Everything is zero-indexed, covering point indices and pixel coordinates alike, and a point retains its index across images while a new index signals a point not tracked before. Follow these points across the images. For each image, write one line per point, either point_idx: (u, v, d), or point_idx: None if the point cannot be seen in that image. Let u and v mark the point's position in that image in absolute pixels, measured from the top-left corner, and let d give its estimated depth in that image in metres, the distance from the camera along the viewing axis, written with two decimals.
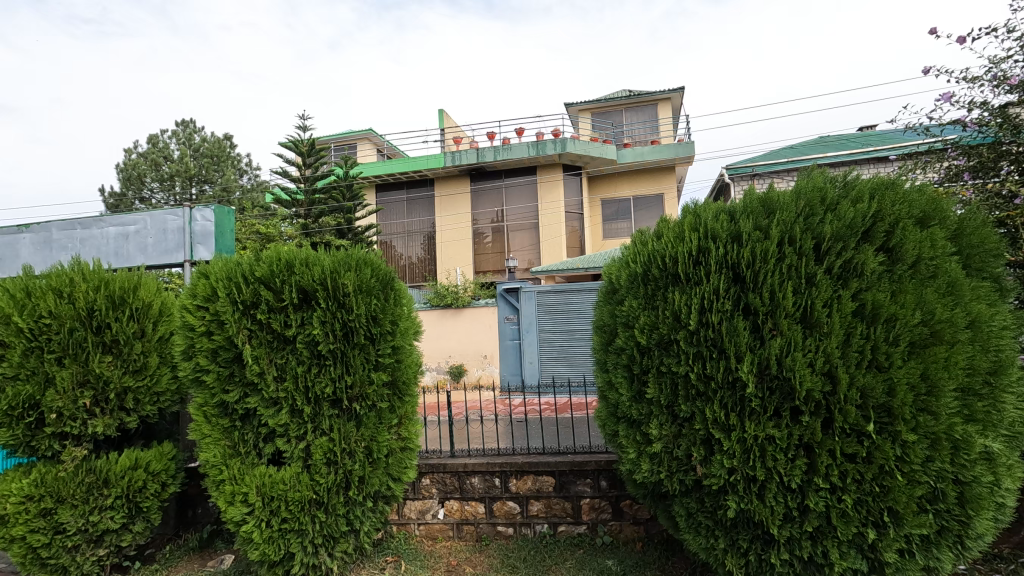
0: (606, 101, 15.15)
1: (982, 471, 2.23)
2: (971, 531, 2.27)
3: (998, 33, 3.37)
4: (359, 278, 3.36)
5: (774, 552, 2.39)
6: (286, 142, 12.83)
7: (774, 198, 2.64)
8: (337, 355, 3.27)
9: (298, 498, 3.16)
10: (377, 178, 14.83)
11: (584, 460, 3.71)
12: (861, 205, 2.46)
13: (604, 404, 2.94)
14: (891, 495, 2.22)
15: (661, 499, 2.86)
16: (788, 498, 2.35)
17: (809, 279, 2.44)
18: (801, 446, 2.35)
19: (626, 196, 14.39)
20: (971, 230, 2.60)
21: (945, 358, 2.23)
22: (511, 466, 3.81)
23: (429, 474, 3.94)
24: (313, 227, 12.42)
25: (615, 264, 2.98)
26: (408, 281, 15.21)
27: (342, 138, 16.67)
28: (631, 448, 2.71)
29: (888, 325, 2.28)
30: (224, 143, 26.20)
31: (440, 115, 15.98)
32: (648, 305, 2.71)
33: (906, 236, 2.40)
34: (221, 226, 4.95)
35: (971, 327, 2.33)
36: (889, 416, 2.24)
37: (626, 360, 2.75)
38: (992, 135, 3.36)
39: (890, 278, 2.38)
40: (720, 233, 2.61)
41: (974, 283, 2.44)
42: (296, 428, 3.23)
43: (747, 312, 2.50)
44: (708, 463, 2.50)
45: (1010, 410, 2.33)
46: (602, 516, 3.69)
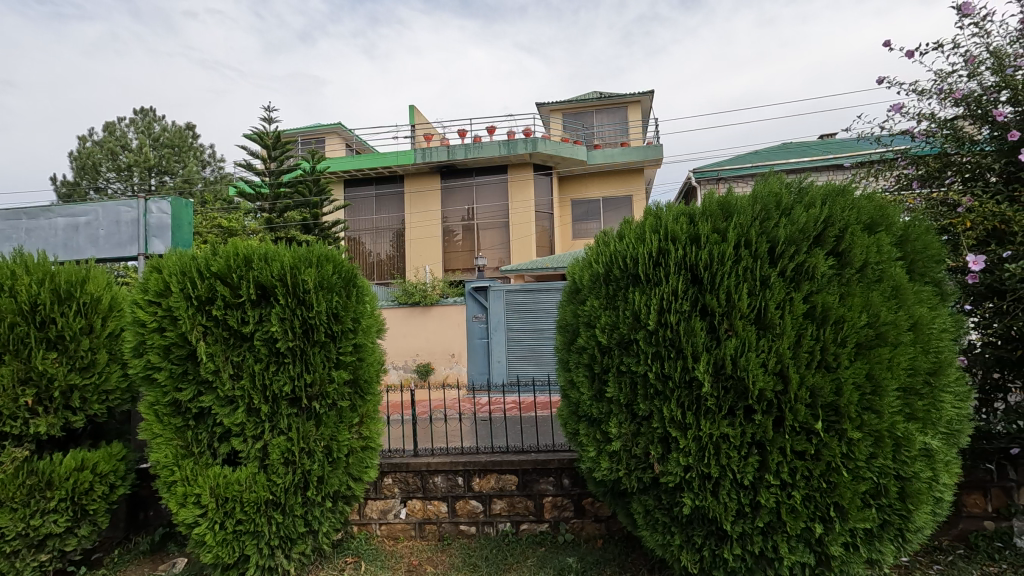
0: (577, 102, 15.24)
1: (922, 467, 2.34)
2: (912, 524, 2.36)
3: (943, 48, 3.52)
4: (321, 275, 3.30)
5: (727, 547, 2.45)
6: (251, 134, 12.49)
7: (732, 202, 2.71)
8: (297, 353, 3.20)
9: (253, 499, 3.08)
10: (345, 173, 14.59)
11: (547, 458, 3.74)
12: (813, 211, 2.54)
13: (565, 402, 2.96)
14: (837, 491, 2.29)
15: (621, 496, 2.90)
16: (741, 495, 2.41)
17: (763, 281, 2.51)
18: (753, 444, 2.41)
19: (595, 197, 14.52)
20: (915, 236, 2.71)
21: (889, 359, 2.32)
22: (474, 465, 3.80)
23: (391, 473, 3.90)
24: (278, 222, 12.15)
25: (579, 264, 3.01)
26: (375, 279, 15.07)
27: (309, 131, 16.38)
28: (591, 447, 2.73)
29: (836, 326, 2.36)
30: (186, 133, 25.43)
31: (411, 111, 15.82)
32: (610, 305, 2.75)
33: (854, 240, 2.49)
34: (178, 219, 4.80)
35: (914, 329, 2.43)
36: (836, 414, 2.32)
37: (587, 359, 2.78)
38: (938, 146, 3.53)
39: (839, 281, 2.46)
40: (680, 235, 2.66)
41: (917, 287, 2.55)
42: (252, 427, 3.15)
43: (704, 313, 2.56)
44: (665, 461, 2.54)
45: (948, 409, 2.44)
46: (564, 514, 3.72)
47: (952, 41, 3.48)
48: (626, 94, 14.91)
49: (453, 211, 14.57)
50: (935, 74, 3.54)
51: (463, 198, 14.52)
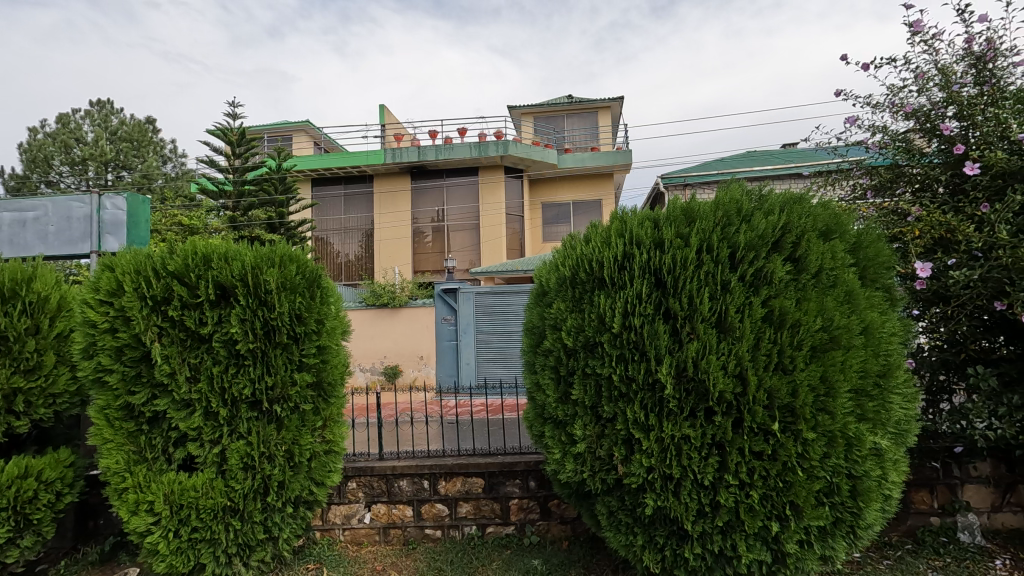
0: (548, 106, 15.33)
1: (872, 466, 2.43)
2: (862, 521, 2.45)
3: (896, 63, 3.67)
4: (283, 275, 3.22)
5: (688, 547, 2.50)
6: (215, 130, 12.13)
7: (695, 207, 2.77)
8: (257, 355, 3.12)
9: (210, 505, 2.99)
10: (313, 172, 14.34)
11: (513, 461, 3.74)
12: (772, 217, 2.62)
13: (532, 405, 2.98)
14: (793, 490, 2.36)
15: (585, 498, 2.92)
16: (701, 495, 2.46)
17: (723, 286, 2.56)
18: (713, 444, 2.47)
19: (565, 201, 14.64)
20: (867, 243, 2.82)
21: (842, 361, 2.40)
22: (440, 468, 3.77)
23: (355, 477, 3.83)
24: (242, 220, 11.81)
25: (546, 267, 3.03)
26: (343, 280, 14.85)
27: (276, 129, 16.05)
28: (556, 449, 2.75)
29: (793, 330, 2.43)
30: (145, 127, 24.59)
31: (381, 111, 15.64)
32: (575, 307, 2.77)
33: (810, 247, 2.58)
34: (134, 216, 4.63)
35: (865, 333, 2.52)
36: (792, 415, 2.38)
37: (553, 362, 2.80)
38: (890, 158, 3.68)
39: (796, 286, 2.54)
40: (644, 239, 2.70)
41: (868, 293, 2.65)
42: (210, 432, 3.05)
43: (667, 316, 2.60)
44: (628, 462, 2.57)
45: (896, 409, 2.54)
46: (530, 516, 3.73)
47: (904, 57, 3.63)
48: (597, 99, 15.10)
49: (423, 212, 14.47)
50: (888, 88, 3.69)
51: (433, 200, 14.43)
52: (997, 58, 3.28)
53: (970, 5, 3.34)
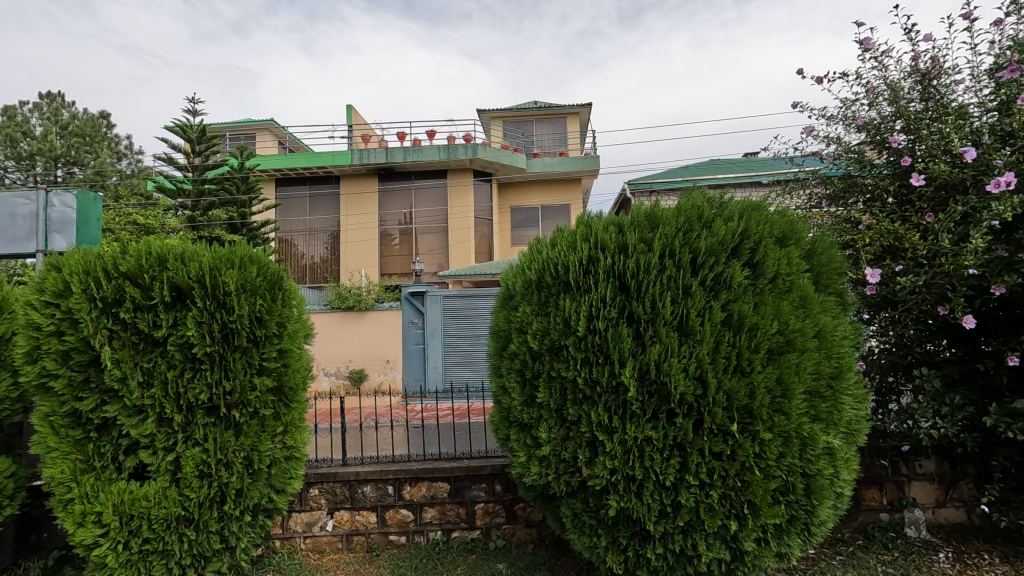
0: (517, 111, 15.40)
1: (824, 465, 2.51)
2: (816, 518, 2.53)
3: (848, 78, 3.84)
4: (243, 276, 3.13)
5: (650, 547, 2.53)
6: (173, 126, 11.73)
7: (658, 213, 2.82)
8: (215, 359, 3.02)
9: (163, 515, 2.89)
10: (277, 171, 14.03)
11: (479, 464, 3.73)
12: (731, 224, 2.69)
13: (497, 408, 2.98)
14: (750, 489, 2.43)
15: (550, 500, 2.93)
16: (663, 496, 2.50)
17: (685, 290, 2.62)
18: (675, 446, 2.51)
19: (534, 204, 14.73)
20: (821, 249, 2.93)
21: (797, 364, 2.49)
22: (405, 473, 3.73)
23: (317, 483, 3.75)
24: (201, 220, 11.44)
25: (512, 271, 3.05)
26: (307, 282, 14.56)
27: (239, 127, 15.64)
28: (521, 452, 2.76)
29: (750, 333, 2.50)
30: (99, 121, 23.62)
31: (349, 111, 15.43)
32: (541, 311, 2.79)
33: (767, 253, 2.66)
34: (84, 215, 4.44)
35: (819, 336, 2.62)
36: (750, 416, 2.45)
37: (518, 365, 2.81)
38: (843, 168, 3.85)
39: (754, 290, 2.61)
40: (609, 244, 2.74)
41: (822, 297, 2.74)
42: (163, 439, 2.94)
43: (630, 320, 2.64)
44: (592, 464, 2.60)
45: (847, 410, 2.64)
46: (496, 520, 3.72)
47: (856, 72, 3.80)
48: (565, 105, 15.26)
49: (391, 214, 14.32)
50: (841, 101, 3.85)
51: (401, 202, 14.29)
52: (941, 76, 3.46)
53: (916, 25, 3.52)
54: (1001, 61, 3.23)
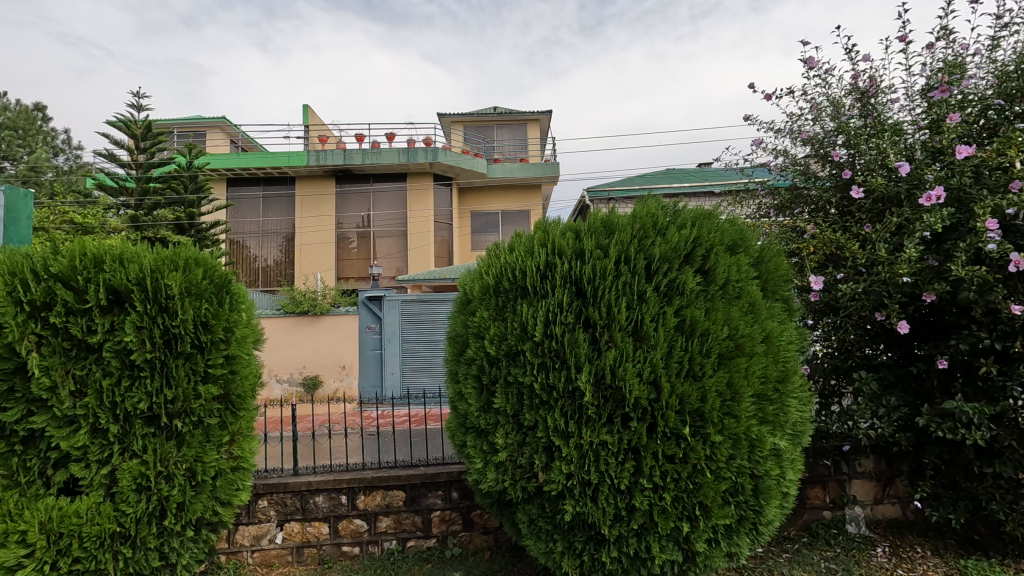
0: (478, 116, 15.41)
1: (772, 466, 2.58)
2: (763, 518, 2.61)
3: (794, 94, 4.02)
4: (188, 279, 2.99)
5: (605, 551, 2.55)
6: (116, 121, 11.15)
7: (614, 220, 2.87)
8: (156, 366, 2.87)
9: (95, 533, 2.71)
10: (228, 171, 13.55)
11: (436, 472, 3.69)
12: (684, 231, 2.76)
13: (454, 414, 2.95)
14: (702, 491, 2.48)
15: (507, 507, 2.92)
16: (618, 499, 2.52)
17: (640, 295, 2.66)
18: (629, 450, 2.54)
19: (494, 210, 14.70)
20: (768, 257, 3.03)
21: (745, 367, 2.56)
22: (359, 481, 3.63)
23: (266, 495, 3.61)
24: (146, 221, 10.75)
25: (470, 276, 3.04)
26: (260, 286, 14.20)
27: (188, 123, 15.05)
28: (478, 458, 2.74)
29: (702, 338, 2.56)
30: (32, 113, 22.23)
31: (305, 110, 15.07)
32: (498, 316, 2.79)
33: (718, 260, 2.74)
34: (13, 211, 4.16)
35: (766, 341, 2.70)
36: (701, 420, 2.50)
37: (475, 370, 2.79)
38: (790, 179, 4.02)
39: (706, 296, 2.68)
40: (566, 249, 2.76)
41: (769, 304, 2.84)
42: (97, 451, 2.78)
43: (587, 325, 2.66)
44: (548, 469, 2.60)
45: (792, 412, 2.73)
46: (452, 528, 3.68)
47: (801, 88, 3.99)
48: (525, 111, 15.37)
49: (348, 217, 14.05)
50: (788, 115, 4.02)
51: (359, 205, 14.03)
52: (878, 95, 3.67)
53: (855, 45, 3.73)
54: (933, 82, 3.45)
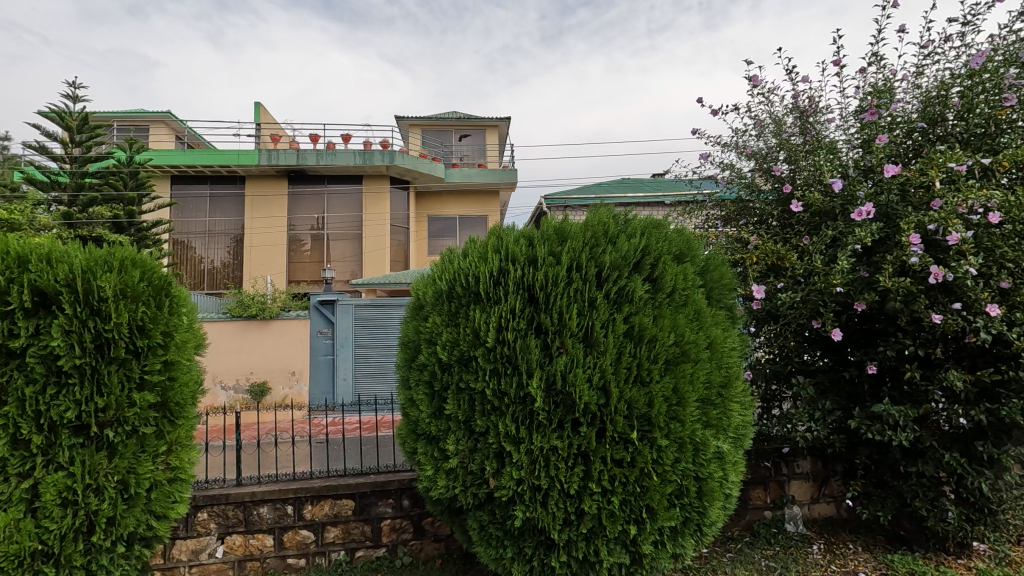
0: (436, 120, 15.34)
1: (714, 468, 2.67)
2: (707, 519, 2.68)
3: (740, 110, 4.20)
4: (124, 280, 2.84)
5: (555, 555, 2.58)
6: (49, 112, 10.47)
7: (566, 227, 2.92)
8: (85, 372, 2.71)
9: (14, 551, 2.54)
10: (172, 168, 12.99)
11: (386, 480, 3.62)
12: (633, 240, 2.83)
13: (405, 421, 2.93)
14: (648, 494, 2.54)
15: (457, 513, 2.91)
16: (568, 504, 2.55)
17: (590, 302, 2.71)
18: (578, 455, 2.57)
19: (452, 214, 14.65)
20: (713, 266, 3.14)
21: (691, 373, 2.64)
22: (306, 491, 3.52)
23: (206, 507, 3.46)
24: (80, 218, 9.96)
25: (423, 281, 3.03)
26: (206, 288, 13.72)
27: (131, 117, 14.40)
28: (428, 465, 2.72)
29: (650, 344, 2.63)
30: None
31: (257, 108, 14.63)
32: (451, 322, 2.78)
33: (665, 269, 2.82)
34: None
35: (711, 347, 2.80)
36: (649, 424, 2.56)
37: (427, 376, 2.77)
38: (735, 192, 4.19)
39: (654, 303, 2.75)
40: (519, 256, 2.78)
41: (714, 311, 2.94)
42: (18, 463, 2.60)
43: (538, 331, 2.68)
44: (499, 475, 2.60)
45: (734, 416, 2.82)
46: (403, 536, 3.63)
47: (746, 106, 4.18)
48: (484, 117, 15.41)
49: (301, 219, 13.70)
50: (734, 131, 4.21)
51: (313, 207, 13.71)
52: (816, 115, 3.88)
53: (795, 67, 3.94)
54: (865, 104, 3.68)
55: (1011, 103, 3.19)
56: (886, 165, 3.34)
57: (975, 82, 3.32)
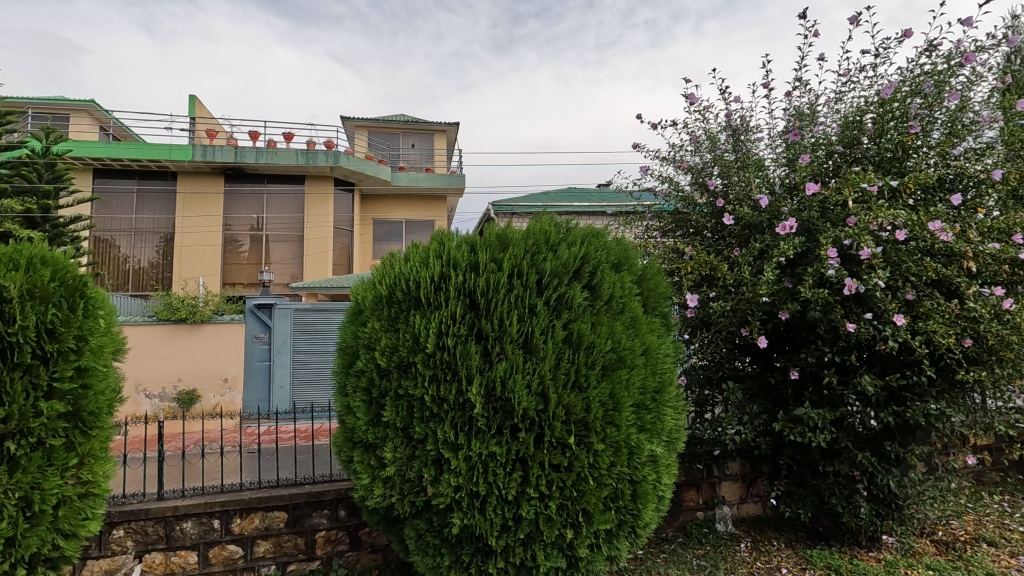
0: (383, 122, 15.11)
1: (648, 471, 2.74)
2: (641, 521, 2.75)
3: (677, 127, 4.39)
4: (32, 280, 2.62)
5: (492, 562, 2.57)
6: None
7: (508, 234, 2.94)
8: None
9: None
10: (94, 161, 12.15)
11: (322, 490, 3.51)
12: (573, 249, 2.89)
13: (341, 428, 2.86)
14: (585, 498, 2.58)
15: (394, 523, 2.86)
16: (505, 510, 2.55)
17: (531, 309, 2.74)
18: (517, 460, 2.58)
19: (397, 218, 14.45)
20: (649, 276, 3.25)
21: (627, 379, 2.71)
22: (235, 504, 3.36)
23: (122, 524, 3.24)
24: None
25: (363, 285, 2.97)
26: (131, 289, 12.95)
27: (49, 105, 13.39)
28: (364, 474, 2.66)
29: (588, 350, 2.69)
30: None
31: (192, 101, 13.94)
32: (390, 327, 2.74)
33: (604, 276, 2.89)
34: None
35: (646, 354, 2.88)
36: (586, 429, 2.61)
37: (365, 383, 2.72)
38: (673, 205, 4.35)
39: (592, 310, 2.82)
40: (460, 262, 2.78)
41: (649, 319, 3.04)
42: None
43: (479, 337, 2.68)
44: (437, 482, 2.58)
45: (668, 420, 2.91)
46: (338, 548, 3.53)
47: (683, 122, 4.37)
48: (432, 122, 15.30)
49: (237, 219, 13.11)
50: (671, 146, 4.38)
51: (251, 206, 13.16)
52: (747, 133, 4.10)
53: (728, 88, 4.16)
54: (789, 126, 3.97)
55: (916, 131, 3.48)
56: (807, 183, 3.58)
57: (886, 110, 3.60)
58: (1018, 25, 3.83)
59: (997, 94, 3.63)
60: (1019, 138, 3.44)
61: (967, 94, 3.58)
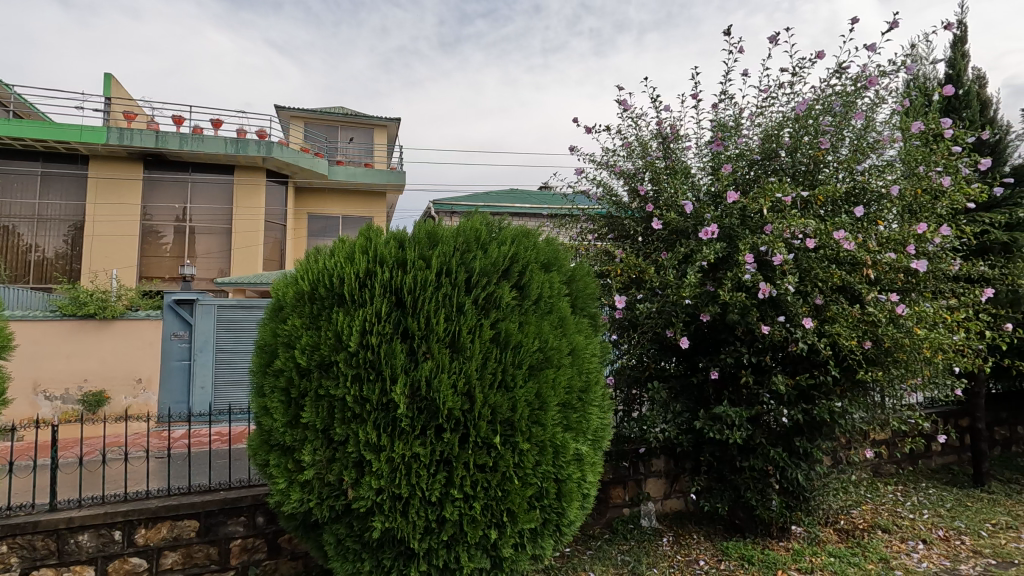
0: (320, 114, 14.63)
1: (573, 469, 2.77)
2: (565, 519, 2.77)
3: (611, 131, 4.49)
4: None
5: (414, 565, 2.52)
6: None
7: (438, 232, 2.90)
8: None
9: None
10: None
11: (237, 496, 3.32)
12: (503, 248, 2.89)
13: (258, 430, 2.71)
14: (510, 498, 2.57)
15: (313, 528, 2.75)
16: (429, 512, 2.50)
17: (459, 308, 2.70)
18: (441, 461, 2.54)
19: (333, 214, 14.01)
20: (579, 277, 3.29)
21: (553, 378, 2.73)
22: (139, 513, 3.12)
23: (6, 538, 2.94)
24: None
25: (284, 281, 2.84)
26: (32, 282, 11.88)
27: None
28: (281, 478, 2.54)
29: (515, 350, 2.68)
30: None
31: (108, 80, 12.93)
32: (312, 324, 2.63)
33: (532, 276, 2.91)
34: None
35: (573, 354, 2.92)
36: (511, 429, 2.61)
37: (283, 383, 2.59)
38: (605, 208, 4.45)
39: (521, 309, 2.82)
40: (387, 258, 2.71)
41: (577, 319, 3.09)
42: None
43: (404, 336, 2.62)
44: (358, 485, 2.49)
45: (593, 418, 2.94)
46: (255, 556, 3.35)
47: (617, 127, 4.48)
48: (372, 117, 14.98)
49: (157, 208, 12.27)
50: (605, 150, 4.48)
51: (172, 195, 12.34)
52: (676, 141, 4.25)
53: (659, 97, 4.31)
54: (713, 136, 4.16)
55: (825, 146, 3.74)
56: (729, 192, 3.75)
57: (801, 126, 3.84)
58: (915, 55, 4.18)
59: (896, 116, 3.95)
60: (914, 158, 3.76)
61: (871, 115, 3.88)
